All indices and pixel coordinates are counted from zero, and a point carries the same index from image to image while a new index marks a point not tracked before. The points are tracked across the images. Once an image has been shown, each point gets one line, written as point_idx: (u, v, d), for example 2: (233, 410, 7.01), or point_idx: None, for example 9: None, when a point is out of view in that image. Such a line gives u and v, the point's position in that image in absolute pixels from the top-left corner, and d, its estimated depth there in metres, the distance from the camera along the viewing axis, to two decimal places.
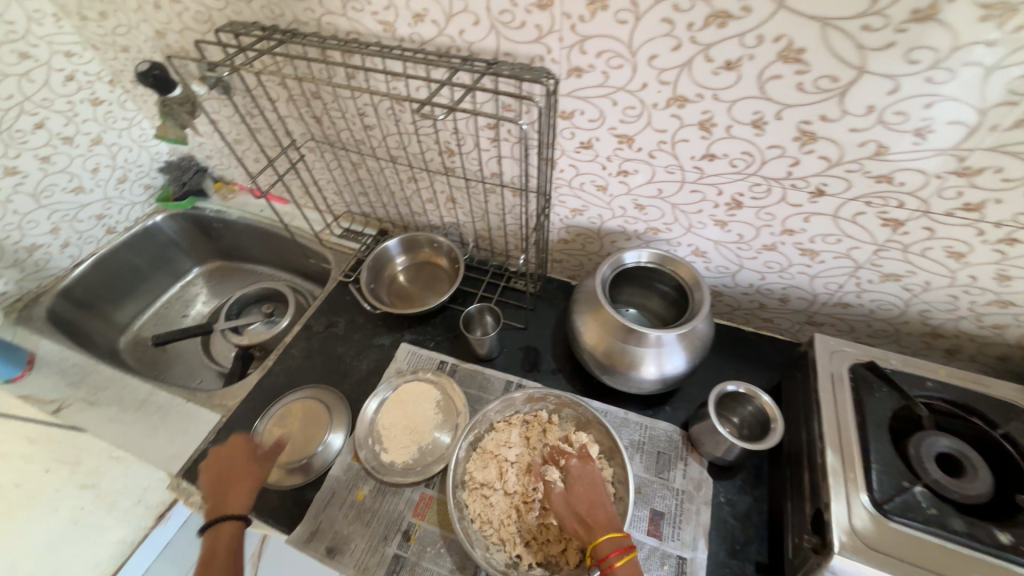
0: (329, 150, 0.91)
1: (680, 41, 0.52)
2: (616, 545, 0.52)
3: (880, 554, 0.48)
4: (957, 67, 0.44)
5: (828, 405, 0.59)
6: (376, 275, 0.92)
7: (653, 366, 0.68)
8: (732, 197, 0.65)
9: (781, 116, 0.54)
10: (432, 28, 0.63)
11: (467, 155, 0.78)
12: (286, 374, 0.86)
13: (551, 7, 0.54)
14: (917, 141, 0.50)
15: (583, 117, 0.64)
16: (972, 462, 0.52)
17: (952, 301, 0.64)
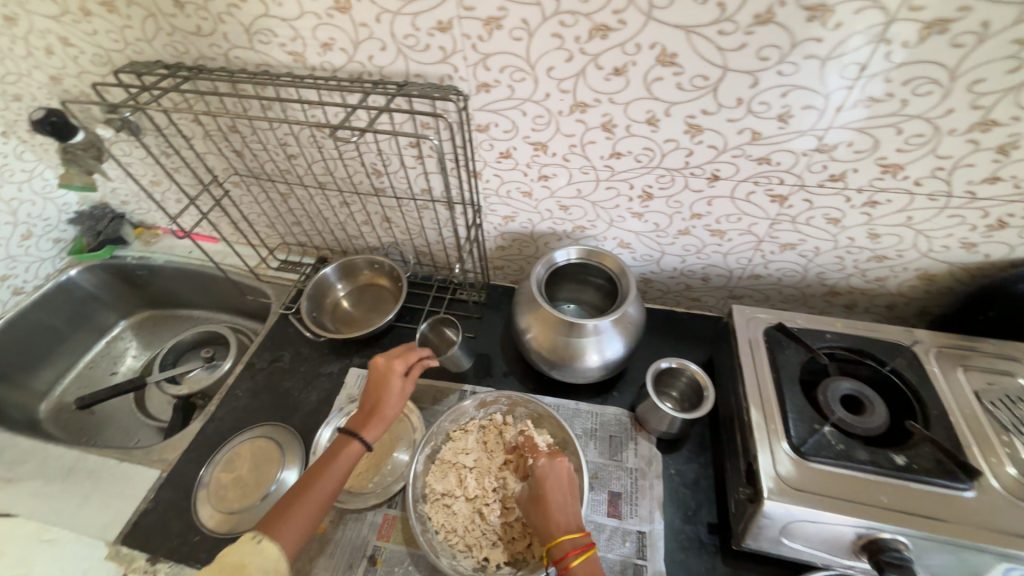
0: (254, 182, 0.90)
1: (571, 52, 0.57)
2: (573, 545, 0.55)
3: (802, 493, 0.53)
4: (800, 61, 0.51)
5: (749, 367, 0.65)
6: (317, 303, 0.91)
7: (595, 354, 0.72)
8: (643, 190, 0.70)
9: (669, 113, 0.60)
10: (341, 56, 0.64)
11: (395, 175, 0.79)
12: (231, 416, 0.82)
13: (450, 29, 0.58)
14: (782, 125, 0.58)
15: (498, 129, 0.68)
16: (867, 398, 0.60)
17: (840, 261, 0.73)
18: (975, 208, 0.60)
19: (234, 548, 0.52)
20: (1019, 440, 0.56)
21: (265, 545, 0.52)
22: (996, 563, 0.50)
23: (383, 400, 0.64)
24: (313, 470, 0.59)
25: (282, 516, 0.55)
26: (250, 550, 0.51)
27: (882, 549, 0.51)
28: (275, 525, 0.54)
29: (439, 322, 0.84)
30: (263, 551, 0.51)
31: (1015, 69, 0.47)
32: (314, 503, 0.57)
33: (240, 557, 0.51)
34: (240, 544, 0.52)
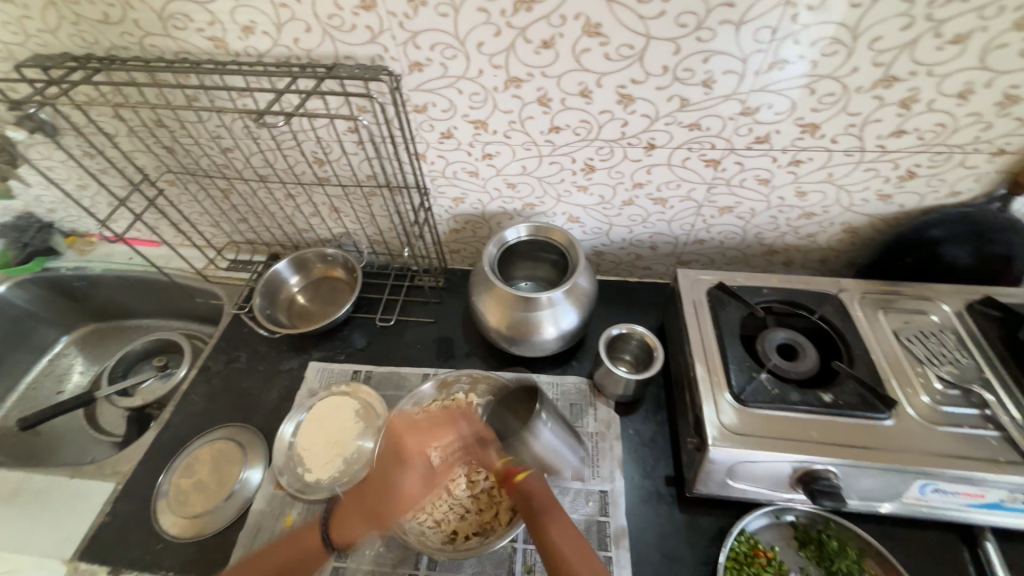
0: (190, 179, 0.86)
1: (498, 27, 0.57)
2: (516, 462, 0.61)
3: (743, 437, 0.57)
4: (716, 26, 0.53)
5: (694, 326, 0.68)
6: (270, 300, 0.89)
7: (551, 327, 0.74)
8: (585, 163, 0.72)
9: (601, 84, 0.61)
10: (265, 40, 0.62)
11: (337, 162, 0.78)
12: (188, 422, 0.80)
13: (375, 8, 0.57)
14: (707, 90, 0.60)
15: (437, 109, 0.67)
16: (800, 345, 0.65)
17: (774, 220, 0.77)
18: (887, 161, 0.65)
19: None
20: (931, 370, 0.62)
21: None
22: (914, 482, 0.55)
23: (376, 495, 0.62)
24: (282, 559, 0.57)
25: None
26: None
27: (814, 480, 0.56)
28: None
29: (514, 394, 0.69)
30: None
31: (907, 25, 0.51)
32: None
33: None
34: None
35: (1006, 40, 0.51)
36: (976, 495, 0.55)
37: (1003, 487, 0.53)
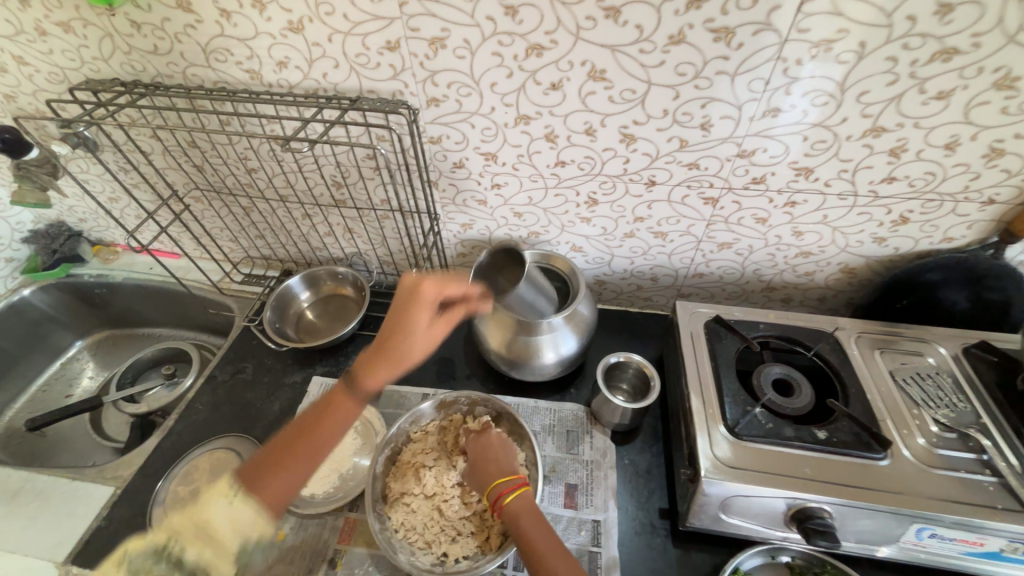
0: (215, 197, 0.91)
1: (511, 69, 0.61)
2: (506, 485, 0.60)
3: (736, 470, 0.57)
4: (712, 76, 0.58)
5: (690, 358, 0.69)
6: (280, 314, 0.92)
7: (551, 351, 0.75)
8: (588, 196, 0.75)
9: (604, 123, 0.65)
10: (297, 73, 0.68)
11: (354, 186, 0.82)
12: (190, 429, 0.81)
13: (398, 49, 0.62)
14: (705, 133, 0.63)
15: (450, 141, 0.72)
16: (795, 381, 0.66)
17: (772, 257, 0.79)
18: (880, 206, 0.67)
19: (205, 495, 0.52)
20: (928, 412, 0.62)
21: (238, 505, 0.51)
22: (911, 526, 0.55)
23: (400, 341, 0.62)
24: (311, 420, 0.58)
25: (259, 485, 0.53)
26: (223, 510, 0.50)
27: (808, 518, 0.55)
28: (252, 490, 0.52)
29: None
30: (235, 512, 0.50)
31: (893, 81, 0.54)
32: (280, 488, 0.53)
33: (206, 513, 0.50)
34: (218, 496, 0.51)
35: (988, 98, 0.54)
36: (974, 543, 0.54)
37: (1003, 536, 0.53)
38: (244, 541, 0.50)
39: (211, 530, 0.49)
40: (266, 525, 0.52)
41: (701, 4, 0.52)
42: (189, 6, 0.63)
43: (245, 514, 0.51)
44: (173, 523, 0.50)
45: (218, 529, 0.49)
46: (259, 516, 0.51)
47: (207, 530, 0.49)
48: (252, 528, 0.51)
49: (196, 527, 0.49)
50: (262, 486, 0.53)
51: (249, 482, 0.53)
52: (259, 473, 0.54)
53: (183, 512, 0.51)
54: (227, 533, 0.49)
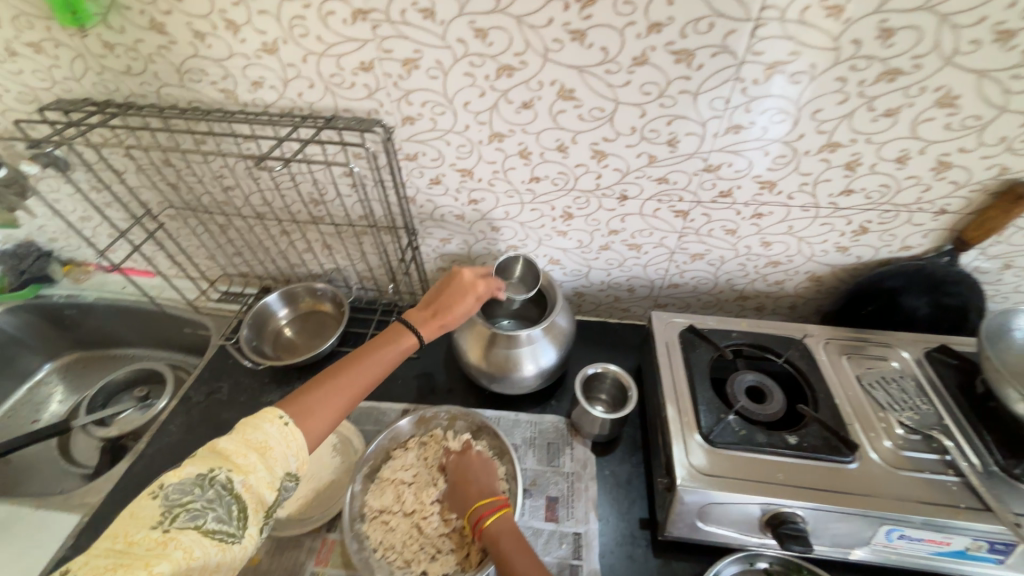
0: (191, 215, 0.90)
1: (483, 89, 0.63)
2: (487, 508, 0.60)
3: (711, 478, 0.58)
4: (676, 95, 0.60)
5: (666, 367, 0.71)
6: (257, 331, 0.91)
7: (531, 363, 0.76)
8: (563, 210, 0.77)
9: (576, 140, 0.67)
10: (272, 93, 0.68)
11: (331, 203, 0.83)
12: (162, 453, 0.79)
13: (372, 69, 0.63)
14: (672, 149, 0.66)
15: (426, 158, 0.73)
16: (767, 387, 0.67)
17: (743, 267, 0.81)
18: (841, 217, 0.70)
19: (249, 422, 0.51)
20: (893, 416, 0.64)
21: (291, 431, 0.52)
22: (881, 527, 0.56)
23: (452, 309, 0.69)
24: (361, 361, 0.62)
25: (308, 411, 0.55)
26: (276, 433, 0.51)
27: (782, 523, 0.56)
28: (301, 413, 0.54)
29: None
30: (287, 437, 0.51)
31: (843, 100, 0.57)
32: (325, 418, 0.56)
33: (261, 435, 0.50)
34: (267, 421, 0.52)
35: (931, 115, 0.57)
36: (941, 542, 0.56)
37: (968, 534, 0.54)
38: (286, 472, 0.50)
39: (262, 452, 0.49)
40: (304, 458, 0.53)
41: (661, 28, 0.54)
42: (162, 28, 0.63)
43: (295, 440, 0.52)
44: (217, 451, 0.48)
45: (272, 451, 0.50)
46: (302, 447, 0.52)
47: (258, 452, 0.49)
48: (293, 457, 0.51)
49: (249, 450, 0.48)
50: (312, 412, 0.55)
51: (299, 406, 0.55)
52: (307, 399, 0.56)
53: (229, 436, 0.49)
54: (277, 455, 0.50)
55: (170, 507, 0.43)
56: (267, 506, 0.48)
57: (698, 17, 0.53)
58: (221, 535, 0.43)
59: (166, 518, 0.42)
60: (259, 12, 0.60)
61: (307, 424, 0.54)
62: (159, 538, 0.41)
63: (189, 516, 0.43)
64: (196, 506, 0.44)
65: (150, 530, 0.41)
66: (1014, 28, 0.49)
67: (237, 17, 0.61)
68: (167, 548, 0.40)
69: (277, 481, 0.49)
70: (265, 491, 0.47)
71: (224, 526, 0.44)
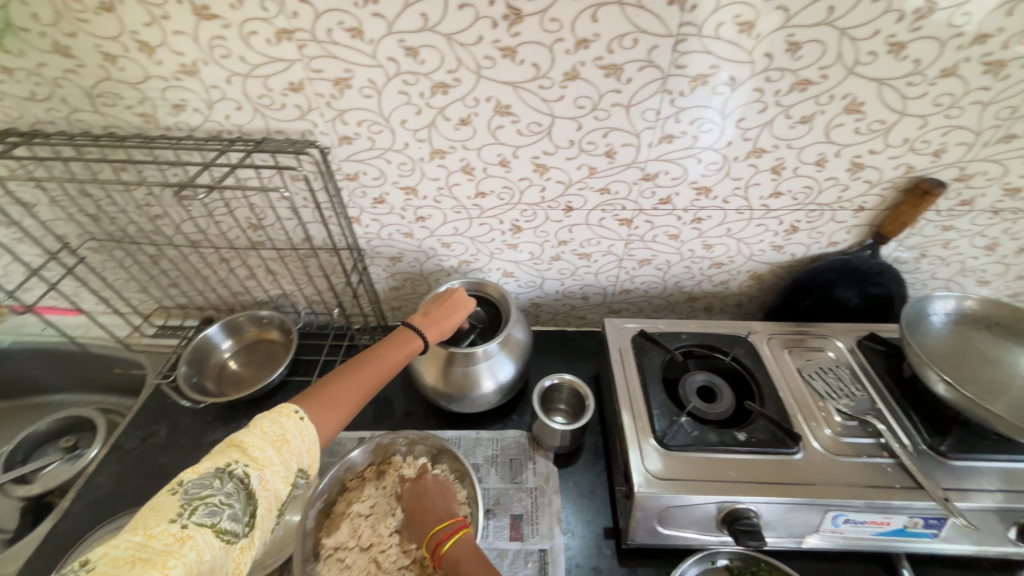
0: (116, 246, 0.84)
1: (419, 107, 0.62)
2: (445, 531, 0.59)
3: (668, 481, 0.59)
4: (609, 108, 0.61)
5: (620, 373, 0.71)
6: (198, 367, 0.85)
7: (489, 380, 0.75)
8: (512, 224, 0.77)
9: (517, 155, 0.67)
10: (196, 116, 0.65)
11: (271, 227, 0.79)
12: (90, 508, 0.72)
13: (303, 89, 0.61)
14: (611, 160, 0.67)
15: (368, 177, 0.71)
16: (717, 386, 0.69)
17: (689, 270, 0.84)
18: (773, 218, 0.74)
19: (265, 416, 0.50)
20: (832, 404, 0.67)
21: (306, 424, 0.51)
22: (827, 514, 0.58)
23: (455, 314, 0.71)
24: (374, 355, 0.62)
25: (324, 407, 0.54)
26: (293, 427, 0.50)
27: (736, 519, 0.58)
28: (316, 408, 0.53)
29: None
30: (302, 431, 0.51)
31: (762, 109, 0.60)
32: (339, 414, 0.55)
33: (278, 429, 0.49)
34: (284, 414, 0.51)
35: (842, 121, 0.61)
36: (881, 523, 0.59)
37: (904, 512, 0.57)
38: (299, 468, 0.49)
39: (279, 445, 0.48)
40: (315, 455, 0.52)
41: (588, 44, 0.56)
42: (67, 51, 0.59)
43: (310, 435, 0.51)
44: (234, 445, 0.47)
45: (289, 445, 0.49)
46: (315, 443, 0.51)
47: (275, 446, 0.48)
48: (306, 453, 0.50)
49: (266, 444, 0.48)
50: (326, 406, 0.54)
51: (314, 400, 0.54)
52: (323, 393, 0.55)
53: (248, 429, 0.48)
54: (293, 449, 0.49)
55: (190, 501, 0.42)
56: (279, 505, 0.46)
57: (622, 34, 0.55)
58: (230, 536, 0.42)
59: (185, 512, 0.41)
60: (174, 33, 0.57)
61: (320, 419, 0.53)
62: (176, 534, 0.39)
63: (206, 512, 0.41)
64: (214, 501, 0.42)
65: (169, 523, 0.40)
66: (903, 40, 0.54)
67: (150, 38, 0.57)
68: (183, 546, 0.39)
69: (291, 477, 0.48)
70: (279, 487, 0.46)
71: (236, 525, 0.42)
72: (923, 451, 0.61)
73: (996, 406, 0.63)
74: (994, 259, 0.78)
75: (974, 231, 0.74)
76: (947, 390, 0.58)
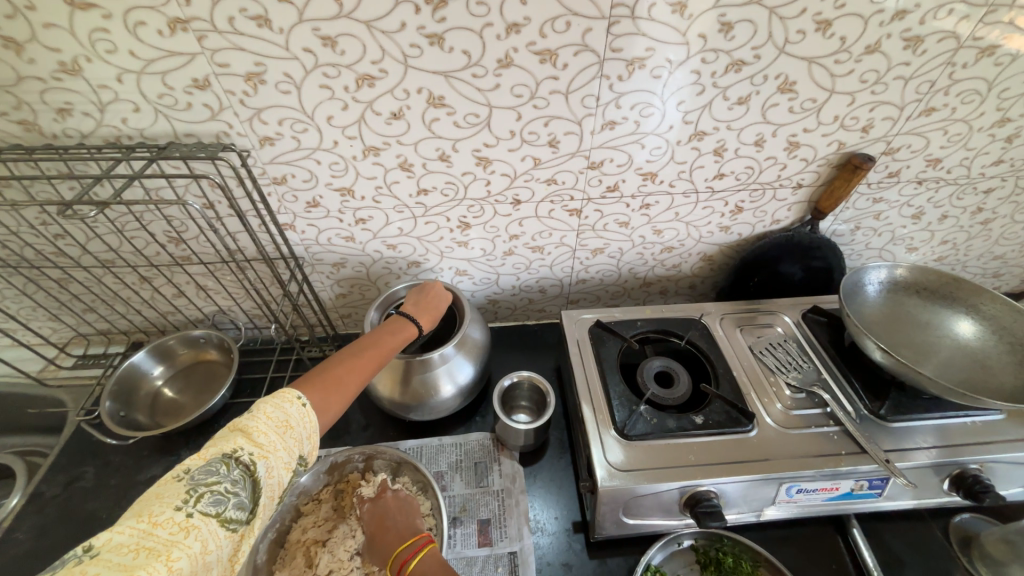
0: (14, 272, 0.74)
1: (345, 101, 0.58)
2: (409, 550, 0.55)
3: (631, 473, 0.58)
4: (548, 96, 0.59)
5: (579, 366, 0.71)
6: (125, 400, 0.77)
7: (448, 385, 0.72)
8: (459, 220, 0.74)
9: (456, 148, 0.64)
10: (86, 121, 0.57)
11: (196, 240, 0.72)
12: (6, 569, 0.65)
13: (209, 86, 0.55)
14: (555, 149, 0.65)
15: (297, 180, 0.66)
16: (673, 371, 0.69)
17: (642, 256, 0.84)
18: (718, 199, 0.74)
19: (267, 400, 0.46)
20: (782, 378, 0.69)
21: (309, 412, 0.47)
22: (781, 486, 0.60)
23: (443, 301, 0.70)
24: (369, 343, 0.58)
25: (325, 394, 0.50)
26: (296, 413, 0.46)
27: (698, 502, 0.58)
28: (318, 396, 0.49)
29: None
30: (305, 418, 0.47)
31: (700, 91, 0.60)
32: (341, 401, 0.51)
33: (282, 414, 0.45)
34: (285, 400, 0.46)
35: (777, 100, 0.61)
36: (831, 489, 0.61)
37: (852, 477, 0.60)
38: (300, 455, 0.46)
39: (283, 431, 0.44)
40: (315, 442, 0.48)
41: (519, 29, 0.53)
42: None
43: (313, 422, 0.47)
44: (238, 430, 0.43)
45: (293, 431, 0.45)
46: (316, 430, 0.48)
47: (279, 431, 0.44)
48: (307, 441, 0.47)
49: (271, 430, 0.44)
50: (329, 392, 0.50)
51: (315, 386, 0.50)
52: (325, 379, 0.51)
53: (250, 413, 0.44)
54: (297, 436, 0.45)
55: (195, 487, 0.38)
56: (282, 491, 0.43)
57: (554, 16, 0.52)
58: (235, 525, 0.39)
59: (190, 499, 0.38)
60: (44, 26, 0.49)
61: (323, 407, 0.49)
62: (181, 523, 0.36)
63: (212, 500, 0.38)
64: (220, 489, 0.39)
65: (174, 511, 0.37)
66: (830, 18, 0.54)
67: (15, 32, 0.49)
68: (188, 536, 0.36)
69: (294, 463, 0.44)
70: (284, 474, 0.43)
71: (241, 514, 0.39)
72: (865, 416, 0.64)
73: (926, 367, 0.66)
74: (920, 226, 0.82)
75: (902, 202, 0.77)
76: (884, 357, 0.60)
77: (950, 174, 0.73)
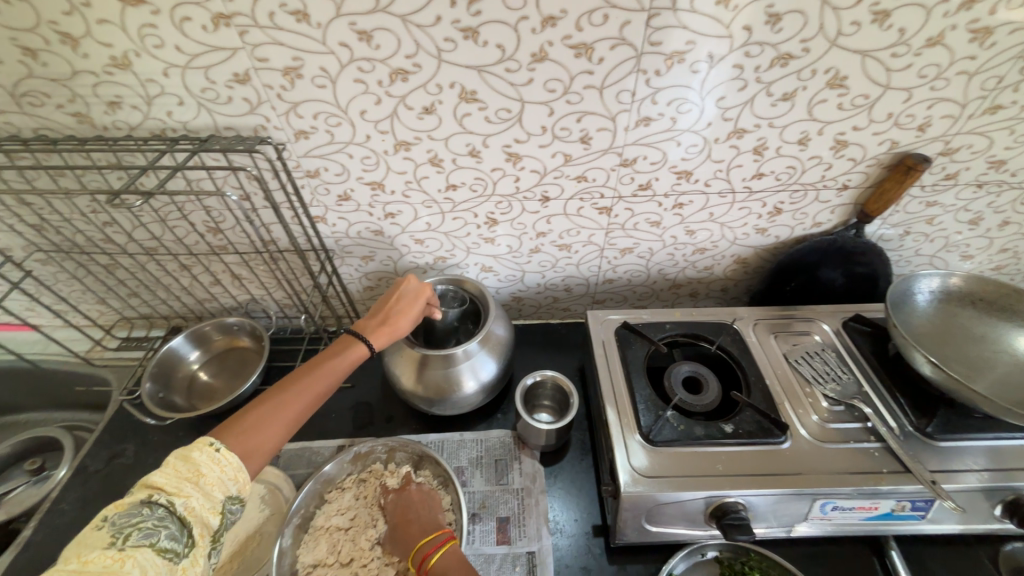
0: (66, 257, 0.79)
1: (378, 96, 0.58)
2: (431, 545, 0.56)
3: (651, 480, 0.57)
4: (582, 91, 0.58)
5: (604, 367, 0.69)
6: (164, 382, 0.80)
7: (471, 380, 0.71)
8: (487, 217, 0.73)
9: (487, 144, 0.63)
10: (134, 113, 0.60)
11: (231, 231, 0.74)
12: (55, 534, 0.69)
13: (249, 81, 0.56)
14: (586, 146, 0.64)
15: (330, 173, 0.67)
16: (703, 377, 0.67)
17: (672, 257, 0.81)
18: (756, 200, 0.71)
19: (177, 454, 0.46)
20: (819, 389, 0.66)
21: (221, 455, 0.46)
22: (817, 502, 0.57)
23: (405, 313, 0.65)
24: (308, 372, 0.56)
25: (250, 436, 0.49)
26: (207, 460, 0.45)
27: (725, 514, 0.56)
28: (238, 439, 0.49)
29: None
30: (220, 462, 0.46)
31: (743, 87, 0.57)
32: (268, 440, 0.50)
33: (191, 465, 0.44)
34: (197, 448, 0.46)
35: (825, 96, 0.58)
36: (870, 508, 0.58)
37: (894, 497, 0.56)
38: (226, 496, 0.45)
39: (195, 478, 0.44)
40: (243, 484, 0.47)
41: (555, 22, 0.52)
42: None
43: (230, 463, 0.46)
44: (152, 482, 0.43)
45: (207, 476, 0.44)
46: (239, 470, 0.47)
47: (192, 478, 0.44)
48: (233, 482, 0.46)
49: (183, 477, 0.44)
50: (251, 435, 0.49)
51: (235, 432, 0.49)
52: (246, 420, 0.50)
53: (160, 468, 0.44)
54: (214, 480, 0.45)
55: (120, 530, 0.39)
56: (213, 531, 0.43)
57: (591, 9, 0.51)
58: (172, 555, 0.40)
59: (117, 539, 0.38)
60: (97, 22, 0.51)
61: (248, 450, 0.49)
62: (115, 556, 0.37)
63: (143, 535, 0.39)
64: (148, 525, 0.40)
65: (105, 547, 0.38)
66: (888, 8, 0.50)
67: (72, 29, 0.52)
68: (125, 564, 0.37)
69: (220, 505, 0.44)
70: (209, 512, 0.43)
71: (177, 545, 0.40)
72: (909, 433, 0.61)
73: (980, 384, 0.62)
74: (978, 232, 0.77)
75: (959, 205, 0.72)
76: (934, 371, 0.56)
77: (1015, 177, 0.68)
